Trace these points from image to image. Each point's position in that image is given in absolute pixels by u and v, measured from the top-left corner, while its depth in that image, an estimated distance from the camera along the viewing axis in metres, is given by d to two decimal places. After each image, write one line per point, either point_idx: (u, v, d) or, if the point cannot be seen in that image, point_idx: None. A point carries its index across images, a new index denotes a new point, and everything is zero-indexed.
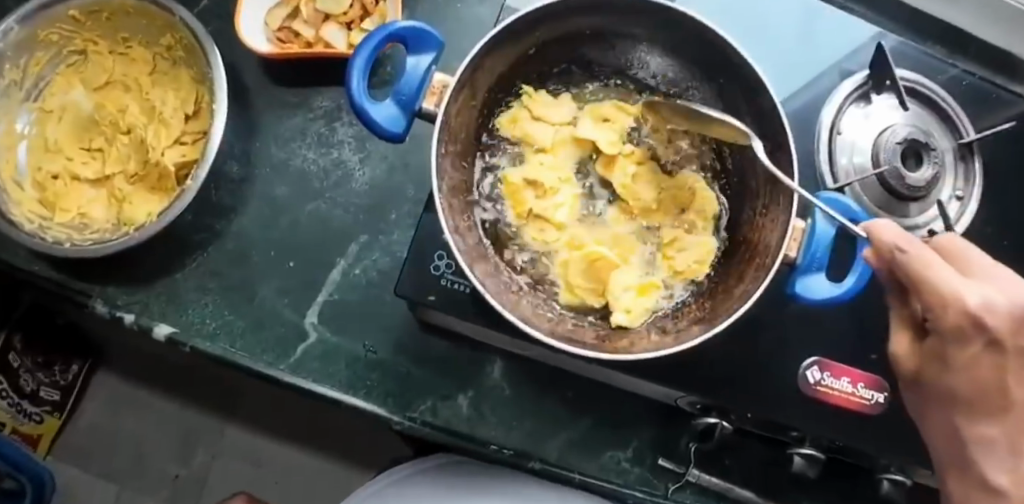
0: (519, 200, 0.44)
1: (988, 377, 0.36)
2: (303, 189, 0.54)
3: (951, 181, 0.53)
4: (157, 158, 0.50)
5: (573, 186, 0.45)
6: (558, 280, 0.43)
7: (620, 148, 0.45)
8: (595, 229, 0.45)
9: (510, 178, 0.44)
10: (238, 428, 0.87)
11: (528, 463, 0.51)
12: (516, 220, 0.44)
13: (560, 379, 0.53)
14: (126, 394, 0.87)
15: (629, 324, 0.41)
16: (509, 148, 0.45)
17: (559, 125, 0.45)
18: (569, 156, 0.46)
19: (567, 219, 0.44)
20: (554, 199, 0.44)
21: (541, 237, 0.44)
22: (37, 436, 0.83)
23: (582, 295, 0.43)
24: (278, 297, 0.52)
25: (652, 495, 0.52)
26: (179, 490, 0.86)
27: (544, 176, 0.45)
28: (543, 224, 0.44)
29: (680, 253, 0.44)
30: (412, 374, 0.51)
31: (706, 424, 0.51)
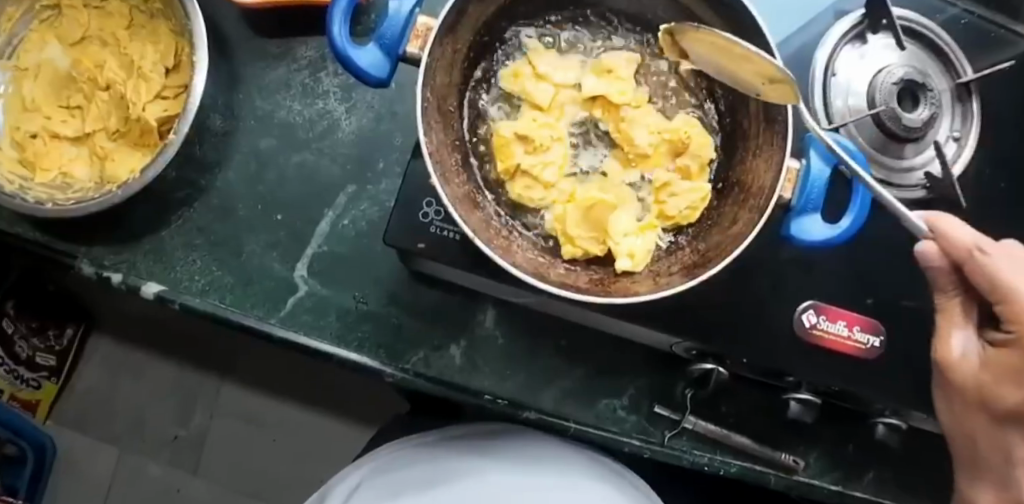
0: (507, 154, 0.42)
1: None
2: (289, 141, 0.53)
3: (949, 122, 0.52)
4: (138, 113, 0.49)
5: (566, 145, 0.43)
6: (547, 226, 0.43)
7: (629, 98, 0.43)
8: (584, 184, 0.43)
9: (501, 132, 0.42)
10: (234, 387, 0.88)
11: (522, 413, 0.50)
12: (503, 175, 0.42)
13: (555, 328, 0.53)
14: (121, 358, 0.87)
15: (633, 267, 0.40)
16: (497, 92, 0.44)
17: (562, 86, 0.43)
18: (567, 119, 0.44)
19: (555, 179, 0.42)
20: (544, 156, 0.42)
21: (528, 195, 0.42)
22: (36, 401, 0.84)
23: (582, 243, 0.41)
24: (266, 252, 0.52)
25: (649, 443, 0.52)
26: (179, 450, 0.87)
27: (537, 133, 0.42)
28: (529, 182, 0.42)
29: (672, 199, 0.43)
30: (404, 324, 0.51)
31: (702, 369, 0.51)
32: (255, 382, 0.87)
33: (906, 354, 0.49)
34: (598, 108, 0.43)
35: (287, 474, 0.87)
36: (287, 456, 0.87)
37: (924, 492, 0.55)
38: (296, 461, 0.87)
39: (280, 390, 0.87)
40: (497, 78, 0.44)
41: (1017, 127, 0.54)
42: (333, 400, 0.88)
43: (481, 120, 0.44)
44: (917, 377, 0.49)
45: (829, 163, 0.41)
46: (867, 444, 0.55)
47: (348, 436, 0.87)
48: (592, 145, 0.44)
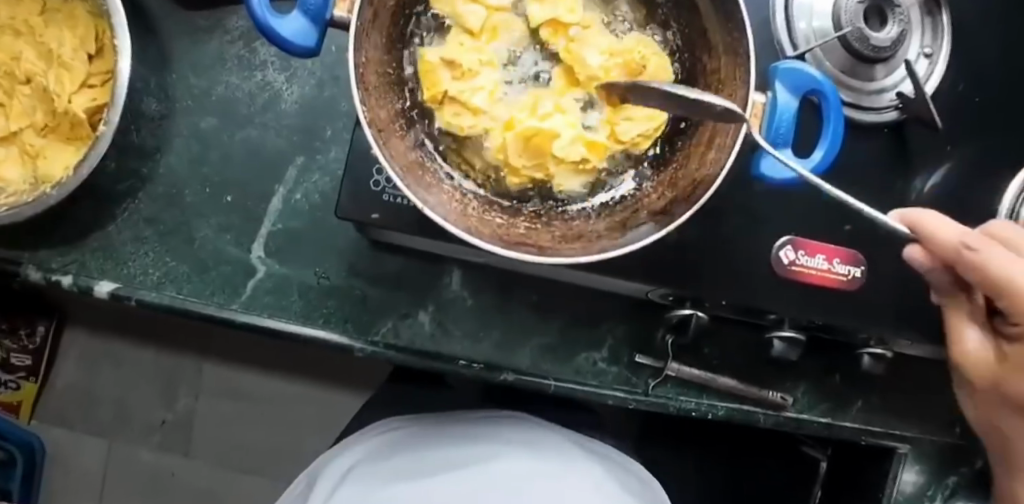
0: (433, 81, 0.39)
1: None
2: (231, 118, 0.50)
3: (918, 38, 0.50)
4: (64, 106, 0.46)
5: (497, 70, 0.40)
6: (483, 165, 0.39)
7: (579, 17, 0.40)
8: (522, 107, 0.40)
9: (426, 56, 0.39)
10: (213, 364, 0.91)
11: (500, 375, 0.49)
12: (431, 103, 0.39)
13: (523, 284, 0.51)
14: (97, 349, 0.90)
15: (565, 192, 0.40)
16: (433, 24, 0.40)
17: (495, 8, 0.40)
18: (502, 42, 0.40)
19: (487, 104, 0.39)
20: (474, 81, 0.39)
21: (457, 122, 0.39)
22: (18, 402, 0.88)
23: (528, 174, 0.39)
24: (219, 236, 0.50)
25: (633, 393, 0.51)
26: (168, 436, 0.91)
27: (465, 57, 0.39)
28: (458, 109, 0.39)
29: (627, 122, 0.40)
30: (368, 296, 0.50)
31: (681, 316, 0.49)
32: (238, 360, 0.92)
33: (886, 284, 0.48)
34: (543, 31, 0.40)
35: (275, 443, 0.91)
36: (277, 426, 0.92)
37: (894, 410, 0.57)
38: (288, 432, 0.92)
39: (264, 364, 0.92)
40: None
41: (989, 38, 0.52)
42: (316, 367, 0.92)
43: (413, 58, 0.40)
44: (897, 307, 0.48)
45: (798, 95, 0.38)
46: (845, 369, 0.55)
47: (336, 405, 0.92)
48: (530, 69, 0.41)
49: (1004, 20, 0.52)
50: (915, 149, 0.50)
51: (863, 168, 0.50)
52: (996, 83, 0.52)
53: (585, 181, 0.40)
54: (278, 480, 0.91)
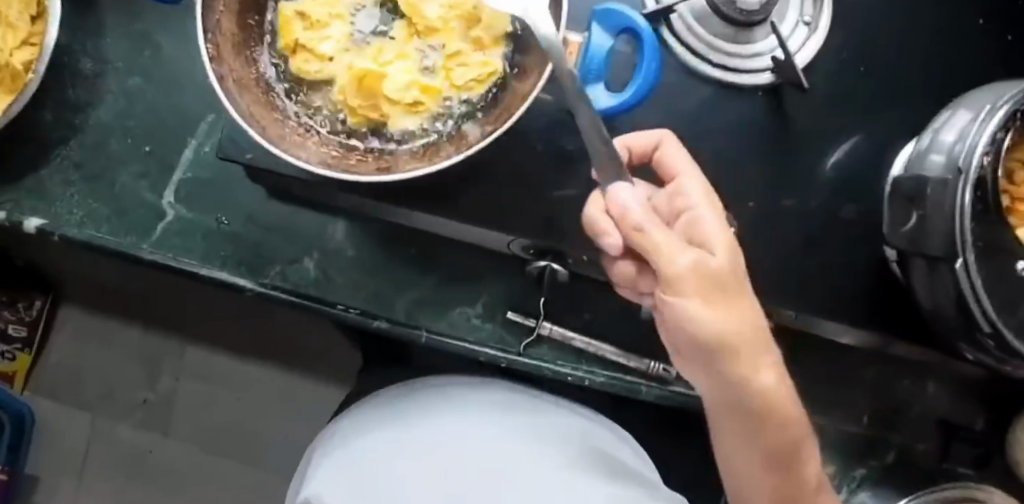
0: (286, 31, 0.42)
1: (725, 238, 0.35)
2: (155, 77, 0.55)
3: (798, 7, 0.51)
4: (6, 59, 0.53)
5: (348, 23, 0.43)
6: (329, 108, 0.42)
7: None
8: (368, 56, 0.42)
9: (283, 10, 0.42)
10: (194, 347, 0.95)
11: (373, 321, 0.50)
12: (284, 51, 0.42)
13: (412, 239, 0.52)
14: (88, 325, 0.95)
15: (404, 133, 0.42)
16: None
17: None
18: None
19: (334, 52, 0.42)
20: (323, 32, 0.42)
21: (306, 69, 0.42)
22: (12, 373, 0.92)
23: (364, 114, 0.42)
24: (136, 182, 0.54)
25: (506, 352, 0.51)
26: (149, 414, 0.95)
27: (315, 10, 0.42)
28: (308, 56, 0.42)
29: (461, 68, 0.42)
30: (261, 242, 0.52)
31: (538, 268, 0.50)
32: (214, 345, 0.94)
33: None
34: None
35: (244, 426, 0.94)
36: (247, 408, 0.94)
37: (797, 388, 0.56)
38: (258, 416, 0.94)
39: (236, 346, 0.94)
40: None
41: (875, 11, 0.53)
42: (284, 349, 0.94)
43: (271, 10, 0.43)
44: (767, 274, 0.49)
45: (615, 35, 0.41)
46: None
47: (296, 390, 0.94)
48: (376, 21, 0.43)
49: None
50: (793, 114, 0.52)
51: (742, 135, 0.51)
52: (878, 55, 0.52)
53: (422, 122, 0.42)
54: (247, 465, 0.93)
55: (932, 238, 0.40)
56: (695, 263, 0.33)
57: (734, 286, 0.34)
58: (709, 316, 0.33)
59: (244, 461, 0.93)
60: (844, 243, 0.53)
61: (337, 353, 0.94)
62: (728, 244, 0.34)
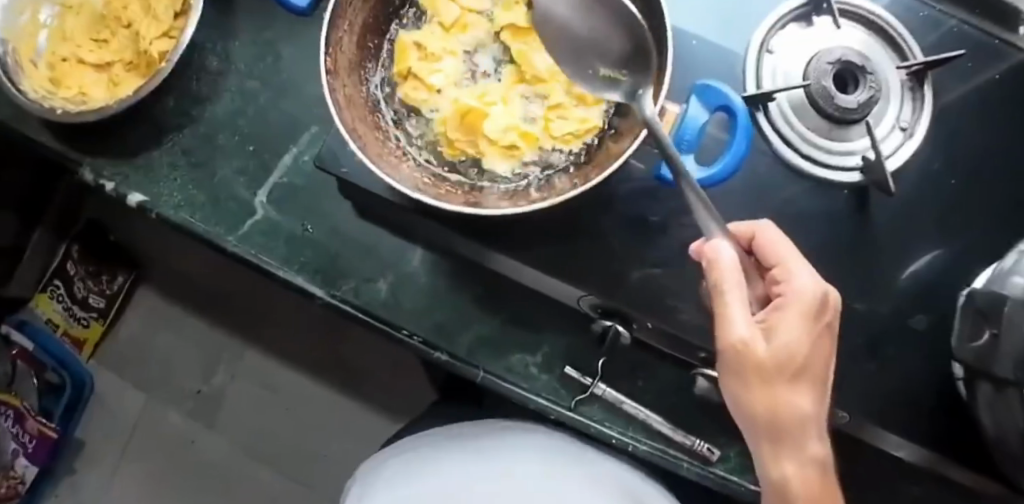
0: (401, 58, 0.44)
1: (796, 330, 0.36)
2: (270, 84, 0.58)
3: (897, 110, 0.50)
4: (146, 47, 0.58)
5: (460, 59, 0.45)
6: (430, 138, 0.45)
7: None
8: (473, 93, 0.44)
9: (402, 39, 0.45)
10: (256, 353, 1.02)
11: (434, 353, 0.51)
12: (397, 77, 0.45)
13: (479, 275, 0.53)
14: (161, 312, 1.02)
15: (499, 173, 0.44)
16: (416, 19, 0.46)
17: (469, 8, 0.45)
18: (468, 37, 0.45)
19: (443, 85, 0.44)
20: (436, 64, 0.44)
21: (414, 96, 0.44)
22: (83, 339, 1.00)
23: (463, 149, 0.44)
24: (236, 177, 0.57)
25: (557, 405, 0.52)
26: (199, 404, 1.02)
27: (432, 43, 0.45)
28: (417, 85, 0.44)
29: (560, 120, 0.44)
30: (340, 255, 0.54)
31: (602, 328, 0.50)
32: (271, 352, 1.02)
33: None
34: (504, 33, 0.44)
35: (286, 433, 1.01)
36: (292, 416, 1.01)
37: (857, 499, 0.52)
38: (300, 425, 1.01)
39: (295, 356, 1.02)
40: None
41: (967, 129, 0.53)
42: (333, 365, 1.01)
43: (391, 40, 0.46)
44: None
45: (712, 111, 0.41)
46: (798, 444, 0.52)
47: (342, 411, 1.00)
48: (487, 63, 0.45)
49: (985, 117, 0.53)
50: (877, 212, 0.51)
51: (822, 228, 0.50)
52: (966, 173, 0.52)
53: (515, 165, 0.44)
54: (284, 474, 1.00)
55: (1002, 358, 0.39)
56: (752, 338, 0.35)
57: (787, 375, 0.36)
58: (752, 389, 0.36)
59: (280, 470, 1.00)
60: (910, 355, 0.51)
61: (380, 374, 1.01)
62: (799, 334, 0.36)
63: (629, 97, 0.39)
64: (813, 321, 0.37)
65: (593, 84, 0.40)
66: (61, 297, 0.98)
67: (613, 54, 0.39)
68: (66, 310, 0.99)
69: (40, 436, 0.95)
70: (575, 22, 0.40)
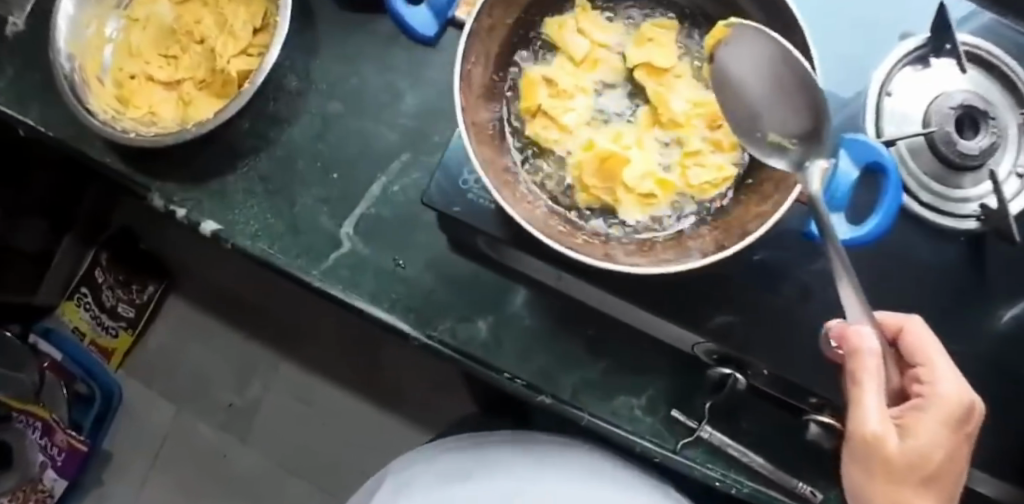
0: (531, 95, 0.42)
1: (933, 433, 0.36)
2: (354, 106, 0.54)
3: (1013, 155, 0.49)
4: (223, 65, 0.54)
5: (590, 97, 0.43)
6: (560, 180, 0.43)
7: (673, 65, 0.43)
8: (606, 135, 0.43)
9: (530, 73, 0.43)
10: (291, 365, 1.02)
11: (538, 397, 0.50)
12: (525, 113, 0.43)
13: (583, 317, 0.52)
14: (192, 321, 1.02)
15: (633, 220, 0.42)
16: (541, 53, 0.44)
17: (599, 43, 0.44)
18: (599, 74, 0.44)
19: (575, 125, 0.43)
20: (566, 102, 0.43)
21: (545, 135, 0.42)
22: (112, 349, 1.00)
23: (597, 194, 0.42)
24: (318, 206, 0.53)
25: (661, 447, 0.51)
26: (232, 417, 1.01)
27: (563, 79, 0.43)
28: (547, 123, 0.43)
29: (697, 168, 0.42)
30: (436, 294, 0.51)
31: (719, 374, 0.49)
32: (307, 365, 1.02)
33: None
34: (638, 71, 0.43)
35: (322, 446, 1.00)
36: (329, 429, 1.00)
37: None
38: (336, 439, 1.00)
39: (334, 368, 1.01)
40: (542, 23, 0.44)
41: None
42: (372, 378, 1.01)
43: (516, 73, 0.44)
44: None
45: (861, 166, 0.40)
46: None
47: (381, 424, 1.00)
48: (618, 103, 0.44)
49: None
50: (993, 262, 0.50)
51: (938, 277, 0.50)
52: None
53: (649, 213, 0.42)
54: (319, 488, 0.99)
55: None
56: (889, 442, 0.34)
57: (916, 475, 0.35)
58: (877, 490, 0.35)
59: (315, 484, 0.99)
60: None
61: (420, 387, 1.00)
62: (933, 442, 0.36)
63: (796, 168, 0.36)
64: (946, 433, 0.37)
65: (760, 148, 0.38)
66: (88, 305, 0.97)
67: (791, 123, 0.37)
68: (93, 318, 0.98)
69: (70, 450, 0.93)
70: (754, 83, 0.38)
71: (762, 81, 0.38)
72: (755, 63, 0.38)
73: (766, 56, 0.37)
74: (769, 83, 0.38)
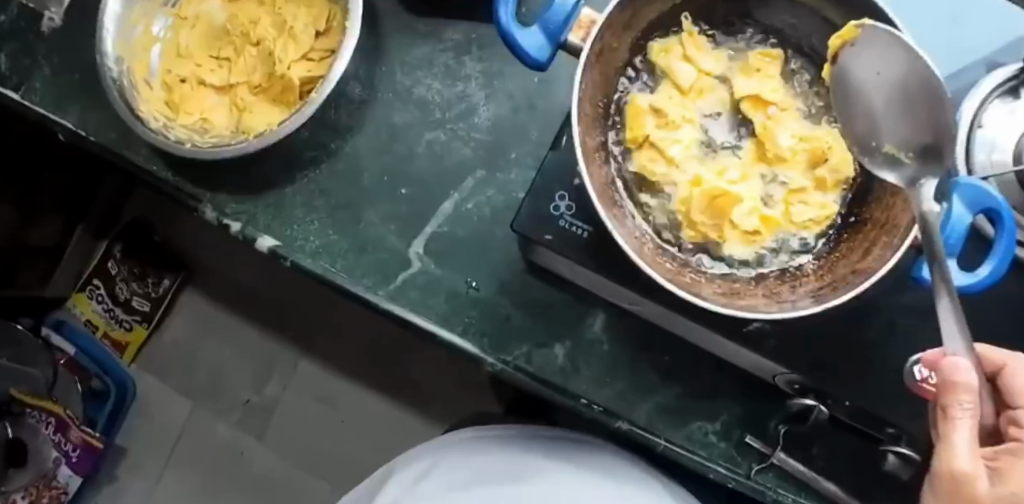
0: (638, 124, 0.42)
1: None
2: (422, 118, 0.52)
3: None
4: (283, 71, 0.51)
5: (696, 128, 0.43)
6: (665, 212, 0.43)
7: (780, 98, 0.43)
8: (711, 167, 0.43)
9: (636, 101, 0.43)
10: (310, 362, 0.99)
11: (616, 423, 0.49)
12: (631, 143, 0.43)
13: (659, 342, 0.51)
14: (211, 316, 1.00)
15: (740, 256, 0.42)
16: (648, 81, 0.44)
17: (706, 72, 0.44)
18: (705, 104, 0.44)
19: (681, 157, 0.42)
20: (674, 132, 0.43)
21: (652, 167, 0.42)
22: (125, 342, 0.98)
23: (705, 231, 0.42)
24: (386, 223, 0.51)
25: (735, 473, 0.49)
26: (249, 415, 0.99)
27: (671, 109, 0.43)
28: (653, 154, 0.43)
29: (801, 206, 0.43)
30: (511, 317, 0.50)
31: (802, 405, 0.48)
32: (328, 363, 0.99)
33: None
34: (744, 104, 0.43)
35: (341, 447, 0.97)
36: (349, 430, 0.97)
37: None
38: (357, 440, 0.97)
39: (355, 367, 0.99)
40: (647, 50, 0.44)
41: None
42: (394, 378, 0.98)
43: (620, 100, 0.43)
44: None
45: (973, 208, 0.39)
46: None
47: (400, 422, 0.97)
48: (724, 135, 0.44)
49: None
50: None
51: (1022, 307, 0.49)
52: None
53: (754, 250, 0.42)
54: (339, 489, 0.96)
55: None
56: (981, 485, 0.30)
57: None
58: None
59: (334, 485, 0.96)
60: None
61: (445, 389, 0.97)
62: None
63: (909, 184, 0.35)
64: None
65: (873, 158, 0.37)
66: (101, 298, 0.97)
67: (907, 137, 0.36)
68: (106, 311, 0.97)
69: (84, 446, 0.92)
70: (877, 92, 0.37)
71: (885, 91, 0.37)
72: (883, 70, 0.36)
73: (896, 61, 0.35)
74: (890, 95, 0.36)
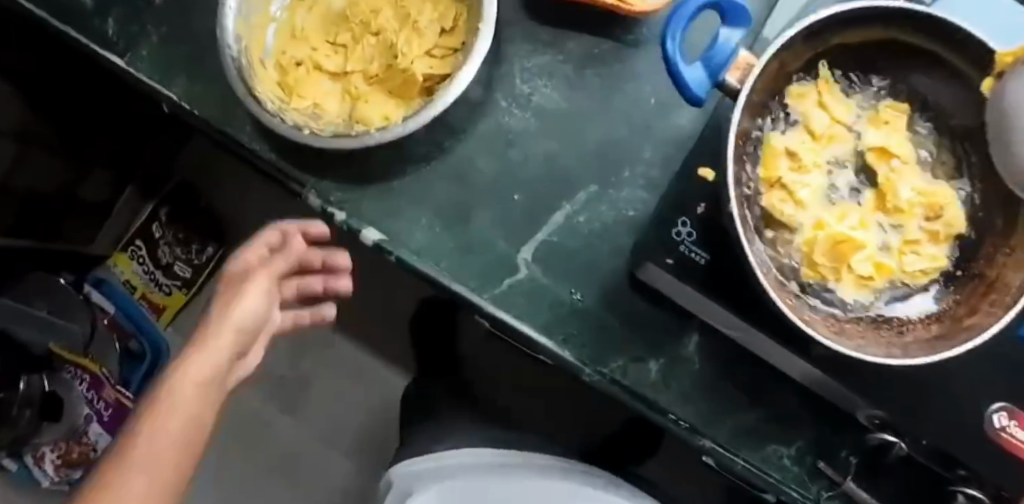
0: (771, 165, 0.43)
1: None
2: (537, 126, 0.52)
3: None
4: (406, 65, 0.51)
5: (823, 173, 0.44)
6: (787, 250, 0.43)
7: (904, 152, 0.44)
8: (834, 211, 0.44)
9: (772, 142, 0.43)
10: (347, 341, 0.99)
11: (700, 441, 0.51)
12: (762, 182, 0.43)
13: (749, 366, 0.52)
14: None
15: (853, 297, 0.44)
16: (785, 122, 0.44)
17: (839, 120, 0.44)
18: (834, 150, 0.44)
19: (809, 200, 0.43)
20: (804, 176, 0.43)
21: (781, 208, 0.43)
22: (164, 306, 0.98)
23: (823, 271, 0.43)
24: (494, 227, 0.52)
25: (806, 497, 0.52)
26: (282, 387, 1.00)
27: (804, 153, 0.44)
28: (783, 194, 0.43)
29: (913, 255, 0.44)
30: (610, 330, 0.51)
31: (881, 439, 0.50)
32: (365, 344, 0.99)
33: None
34: (870, 155, 0.44)
35: (371, 428, 0.98)
36: (381, 412, 0.98)
37: None
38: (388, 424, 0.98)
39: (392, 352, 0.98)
40: (786, 91, 0.44)
41: None
42: None
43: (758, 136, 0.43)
44: None
45: None
46: None
47: None
48: (850, 182, 0.44)
49: None
50: None
51: None
52: None
53: (865, 293, 0.44)
54: (367, 469, 0.98)
55: None
56: None
57: None
58: None
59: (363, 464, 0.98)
60: None
61: None
62: None
63: None
64: None
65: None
66: (142, 259, 0.96)
67: None
68: (147, 274, 0.97)
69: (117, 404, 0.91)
70: None
71: None
72: None
73: None
74: None
